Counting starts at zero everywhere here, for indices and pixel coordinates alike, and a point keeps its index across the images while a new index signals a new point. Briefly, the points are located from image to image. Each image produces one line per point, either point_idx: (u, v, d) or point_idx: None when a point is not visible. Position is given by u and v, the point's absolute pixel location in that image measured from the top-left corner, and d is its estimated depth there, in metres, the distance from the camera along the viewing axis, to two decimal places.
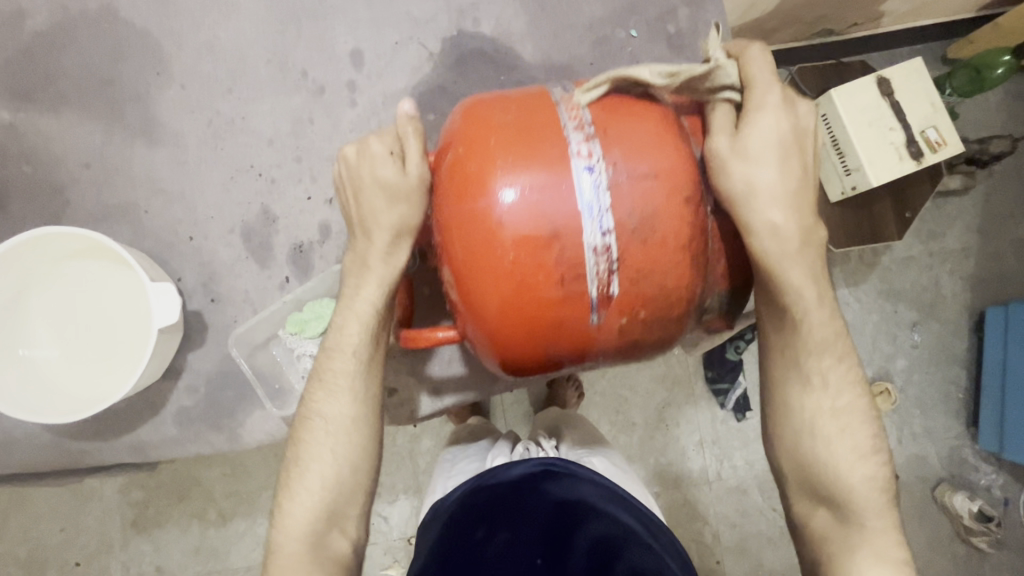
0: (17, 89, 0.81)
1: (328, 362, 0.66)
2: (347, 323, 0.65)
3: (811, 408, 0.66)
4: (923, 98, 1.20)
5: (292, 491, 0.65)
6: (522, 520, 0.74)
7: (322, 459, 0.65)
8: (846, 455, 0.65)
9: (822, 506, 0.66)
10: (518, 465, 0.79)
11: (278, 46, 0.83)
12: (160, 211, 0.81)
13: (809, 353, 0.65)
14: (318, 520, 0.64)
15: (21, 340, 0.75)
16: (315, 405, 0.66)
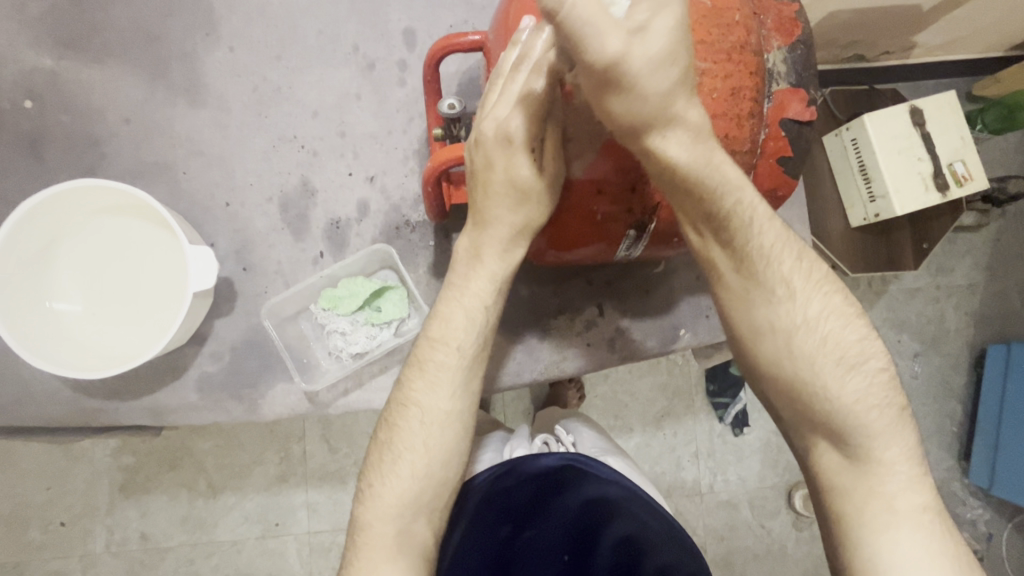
0: (62, 36, 0.79)
1: (429, 352, 0.65)
2: (454, 315, 0.64)
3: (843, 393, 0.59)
4: (953, 132, 1.21)
5: (381, 474, 0.63)
6: (547, 513, 0.77)
7: (416, 449, 0.63)
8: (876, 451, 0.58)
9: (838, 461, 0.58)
10: (545, 457, 0.77)
11: (331, 17, 0.82)
12: (199, 172, 0.80)
13: (806, 371, 0.58)
14: (406, 505, 0.61)
15: (48, 291, 0.73)
16: (413, 395, 0.64)
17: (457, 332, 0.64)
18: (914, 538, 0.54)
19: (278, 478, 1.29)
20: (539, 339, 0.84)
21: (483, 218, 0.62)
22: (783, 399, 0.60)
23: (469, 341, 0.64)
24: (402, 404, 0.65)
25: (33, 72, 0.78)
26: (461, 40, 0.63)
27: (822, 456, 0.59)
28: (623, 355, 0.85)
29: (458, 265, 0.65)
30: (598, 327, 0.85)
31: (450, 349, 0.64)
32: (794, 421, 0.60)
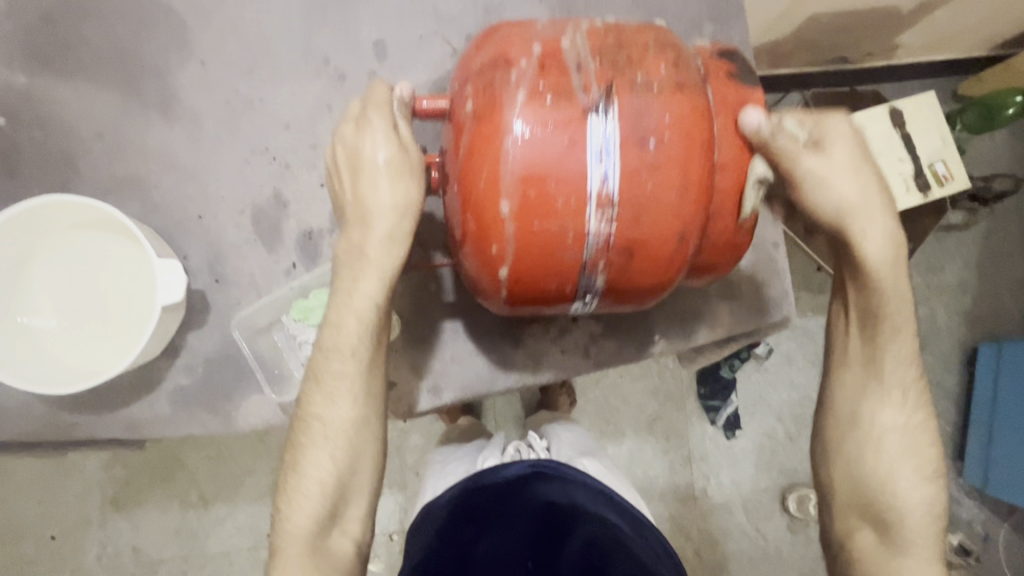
0: (35, 54, 0.80)
1: (324, 363, 0.65)
2: (344, 322, 0.64)
3: (882, 424, 0.67)
4: (932, 131, 1.21)
5: (288, 495, 0.65)
6: (507, 520, 0.79)
7: (320, 464, 0.64)
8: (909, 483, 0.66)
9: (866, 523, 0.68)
10: (510, 466, 0.82)
11: (302, 31, 0.83)
12: (171, 186, 0.80)
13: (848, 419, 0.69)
14: (316, 522, 0.63)
15: (21, 308, 0.74)
16: (313, 409, 0.65)
17: (347, 346, 0.64)
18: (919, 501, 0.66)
19: (269, 488, 1.29)
20: (514, 347, 0.84)
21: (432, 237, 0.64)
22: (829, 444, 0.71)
23: (360, 342, 0.64)
24: (305, 418, 0.66)
25: (6, 91, 0.79)
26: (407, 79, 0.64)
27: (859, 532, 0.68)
28: (598, 361, 0.85)
29: (345, 267, 0.65)
30: (572, 333, 0.85)
31: (344, 358, 0.64)
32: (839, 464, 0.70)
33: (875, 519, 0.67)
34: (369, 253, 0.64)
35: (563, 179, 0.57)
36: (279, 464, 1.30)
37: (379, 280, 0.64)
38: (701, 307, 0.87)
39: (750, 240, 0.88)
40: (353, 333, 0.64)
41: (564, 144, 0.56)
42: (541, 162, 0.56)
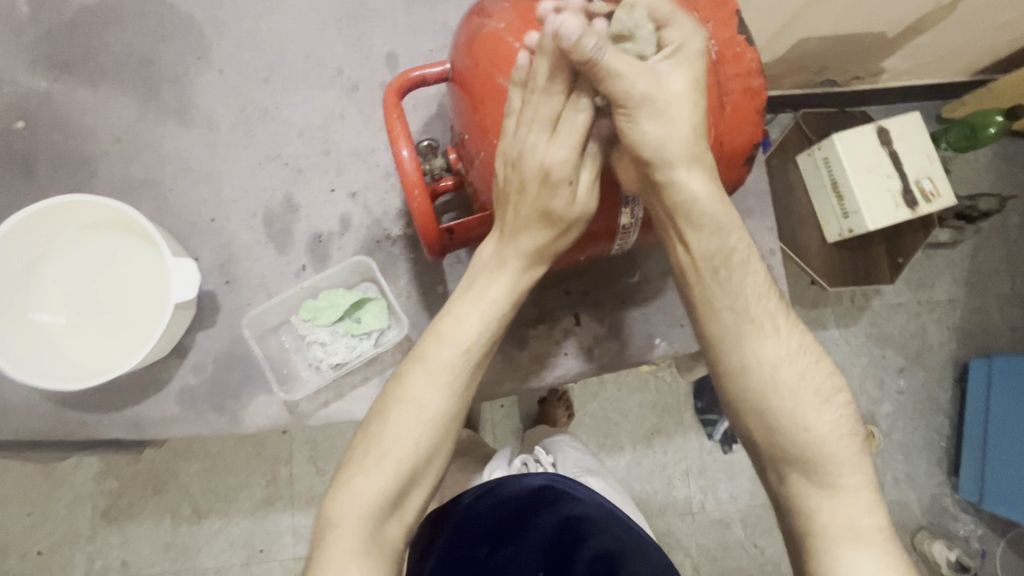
0: (57, 60, 0.82)
1: (432, 347, 0.65)
2: (468, 316, 0.65)
3: (770, 360, 0.60)
4: (920, 150, 1.26)
5: (360, 469, 0.62)
6: (529, 534, 0.81)
7: (403, 442, 0.62)
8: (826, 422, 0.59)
9: (793, 471, 0.59)
10: (532, 475, 0.84)
11: (317, 44, 0.86)
12: (186, 189, 0.82)
13: (764, 376, 0.60)
14: (383, 504, 0.61)
15: (32, 304, 0.75)
16: (410, 389, 0.64)
17: (459, 340, 0.64)
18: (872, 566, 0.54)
19: (264, 501, 1.28)
20: (518, 350, 0.86)
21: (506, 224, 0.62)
22: (752, 417, 0.61)
23: (478, 339, 0.65)
24: (398, 398, 0.65)
25: (26, 95, 0.82)
26: (409, 72, 0.64)
27: (796, 484, 0.59)
28: (601, 365, 0.87)
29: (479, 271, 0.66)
30: (575, 336, 0.87)
31: (451, 346, 0.64)
32: (770, 446, 0.60)
33: (803, 465, 0.59)
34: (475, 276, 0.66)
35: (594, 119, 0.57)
36: (274, 477, 1.29)
37: (505, 281, 0.65)
38: None
39: None
40: (474, 326, 0.65)
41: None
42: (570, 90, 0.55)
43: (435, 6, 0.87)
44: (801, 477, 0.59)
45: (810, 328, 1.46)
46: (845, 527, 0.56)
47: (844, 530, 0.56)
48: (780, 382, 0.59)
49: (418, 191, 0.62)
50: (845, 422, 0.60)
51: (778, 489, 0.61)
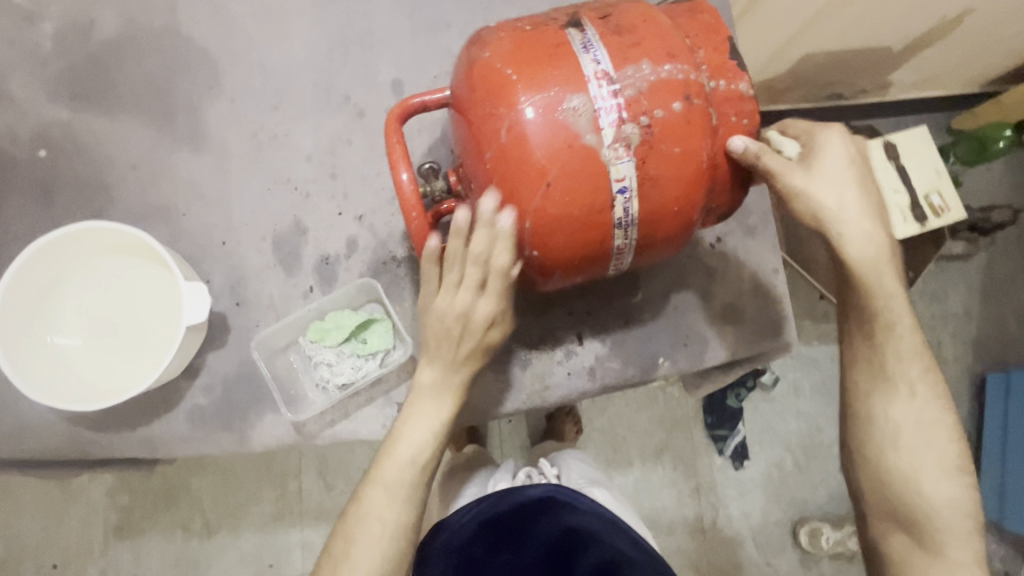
0: (78, 90, 0.86)
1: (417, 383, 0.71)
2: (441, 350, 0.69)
3: (898, 419, 0.65)
4: (927, 164, 1.25)
5: (361, 497, 0.70)
6: (528, 539, 0.82)
7: (395, 473, 0.69)
8: (935, 481, 0.64)
9: (898, 531, 0.66)
10: (532, 487, 0.81)
11: (325, 71, 0.89)
12: (199, 213, 0.85)
13: (886, 430, 0.66)
14: (385, 529, 0.68)
15: (51, 326, 0.78)
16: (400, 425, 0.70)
17: (428, 374, 0.71)
18: (955, 489, 0.65)
19: (274, 516, 1.29)
20: (522, 369, 0.86)
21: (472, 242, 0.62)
22: (857, 473, 0.69)
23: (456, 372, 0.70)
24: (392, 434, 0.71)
25: (49, 124, 0.85)
26: (410, 99, 0.66)
27: (893, 539, 0.66)
28: (604, 384, 0.87)
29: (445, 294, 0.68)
30: (579, 355, 0.87)
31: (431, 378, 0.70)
32: (872, 501, 0.67)
33: (900, 518, 0.66)
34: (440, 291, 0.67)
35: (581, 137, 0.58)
36: (284, 492, 1.29)
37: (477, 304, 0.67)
38: (703, 331, 0.89)
39: (750, 267, 0.91)
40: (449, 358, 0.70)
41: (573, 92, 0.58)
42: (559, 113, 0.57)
43: (439, 32, 0.90)
44: (904, 538, 0.66)
45: (823, 343, 1.45)
46: (934, 463, 0.65)
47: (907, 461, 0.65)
48: (902, 440, 0.65)
49: (415, 212, 0.63)
50: (945, 479, 0.65)
51: (873, 540, 0.68)
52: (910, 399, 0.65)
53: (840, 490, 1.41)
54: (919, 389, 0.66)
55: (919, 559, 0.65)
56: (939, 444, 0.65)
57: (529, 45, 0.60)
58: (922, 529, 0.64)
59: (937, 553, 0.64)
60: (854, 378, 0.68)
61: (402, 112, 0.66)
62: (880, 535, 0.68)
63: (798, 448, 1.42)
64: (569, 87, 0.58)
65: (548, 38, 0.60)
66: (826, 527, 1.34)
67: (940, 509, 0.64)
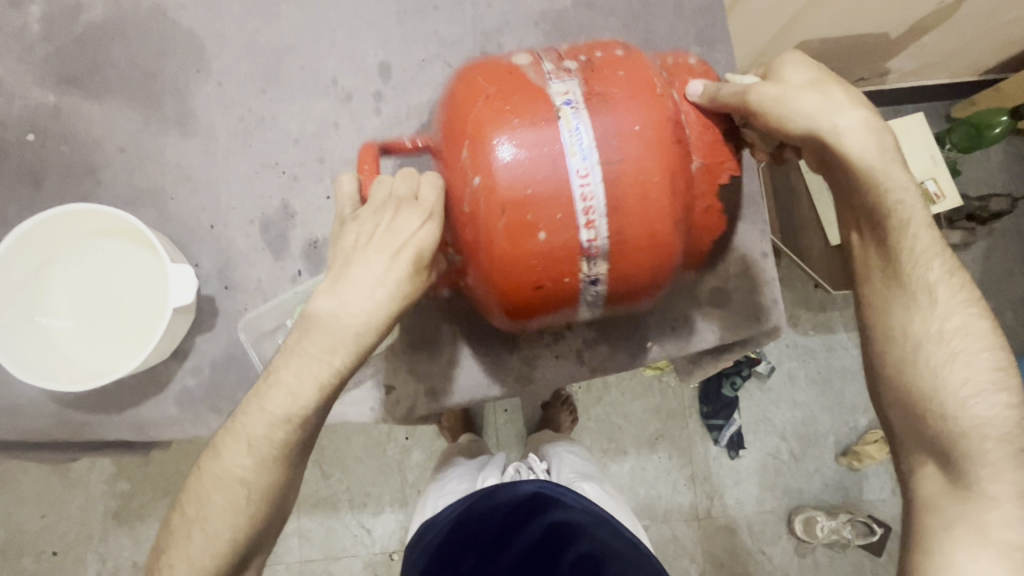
0: (65, 75, 0.86)
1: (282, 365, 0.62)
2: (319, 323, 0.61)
3: (916, 331, 0.59)
4: (922, 151, 1.25)
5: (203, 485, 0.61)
6: (514, 537, 0.83)
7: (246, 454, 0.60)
8: (974, 397, 0.55)
9: (931, 464, 0.56)
10: (522, 483, 0.86)
11: (313, 54, 0.88)
12: (186, 197, 0.85)
13: (903, 348, 0.59)
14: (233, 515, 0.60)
15: (40, 309, 0.78)
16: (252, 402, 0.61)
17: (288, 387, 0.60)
18: (993, 412, 0.55)
19: None
20: (510, 352, 0.87)
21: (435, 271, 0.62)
22: (893, 408, 0.60)
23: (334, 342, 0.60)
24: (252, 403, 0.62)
25: (37, 109, 0.85)
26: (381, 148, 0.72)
27: (925, 479, 0.57)
28: (592, 367, 0.87)
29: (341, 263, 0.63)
30: (567, 338, 0.87)
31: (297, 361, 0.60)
32: (909, 440, 0.58)
33: (939, 451, 0.55)
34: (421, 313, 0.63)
35: (552, 179, 0.60)
36: None
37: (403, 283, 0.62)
38: (692, 315, 0.89)
39: (740, 251, 0.90)
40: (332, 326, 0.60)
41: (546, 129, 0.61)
42: (529, 153, 0.60)
43: (427, 15, 0.89)
44: (936, 473, 0.56)
45: (817, 332, 1.45)
46: (959, 383, 0.56)
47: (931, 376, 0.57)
48: (924, 356, 0.58)
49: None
50: (981, 384, 0.56)
51: (910, 487, 0.58)
52: (930, 307, 0.59)
53: (835, 479, 1.41)
54: (939, 295, 0.59)
55: (945, 494, 0.55)
56: (973, 355, 0.57)
57: (508, 90, 0.63)
58: (952, 449, 0.55)
59: (970, 484, 0.53)
60: (865, 297, 0.63)
61: (372, 152, 0.71)
62: (911, 463, 0.58)
63: (793, 437, 1.42)
64: (541, 129, 0.61)
65: (528, 86, 0.63)
66: (821, 515, 1.35)
67: (970, 431, 0.54)
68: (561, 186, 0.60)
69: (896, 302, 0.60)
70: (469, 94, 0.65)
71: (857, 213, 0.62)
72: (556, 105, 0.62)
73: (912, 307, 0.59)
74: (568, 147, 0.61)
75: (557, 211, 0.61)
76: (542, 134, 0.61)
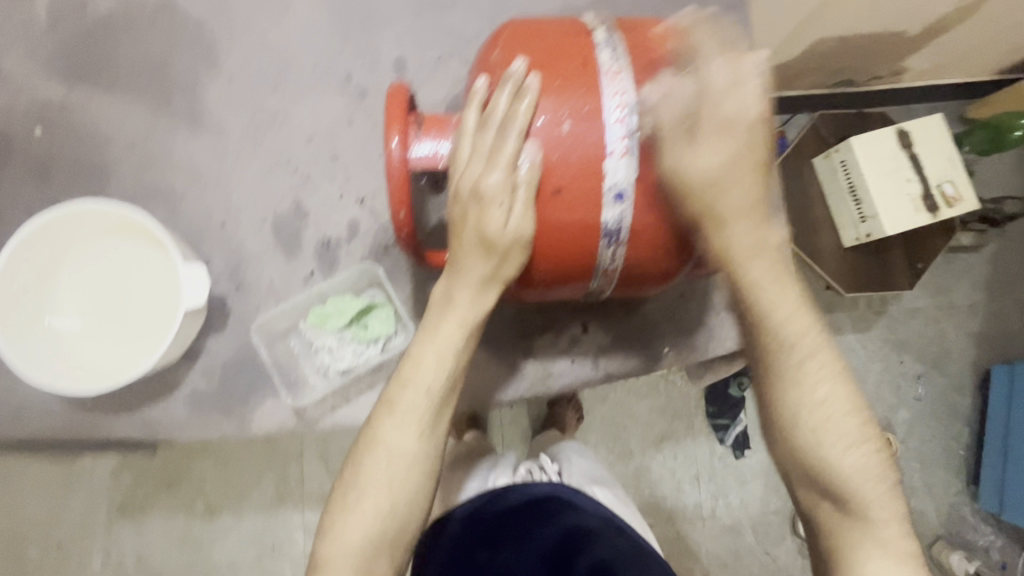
0: (72, 68, 0.84)
1: (399, 394, 0.64)
2: (424, 356, 0.64)
3: (804, 370, 0.61)
4: (941, 154, 1.22)
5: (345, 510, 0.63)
6: (528, 537, 0.79)
7: (381, 481, 0.63)
8: (838, 433, 0.61)
9: (828, 502, 0.62)
10: (537, 484, 0.85)
11: (326, 50, 0.86)
12: (197, 195, 0.83)
13: (794, 380, 0.61)
14: (369, 538, 0.62)
15: (49, 308, 0.77)
16: (382, 431, 0.64)
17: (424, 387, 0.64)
18: (859, 460, 0.61)
19: (275, 499, 1.29)
20: (525, 357, 0.85)
21: (459, 266, 0.63)
22: (775, 426, 0.63)
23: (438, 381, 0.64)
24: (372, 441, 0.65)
25: (43, 102, 0.83)
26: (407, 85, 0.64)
27: (822, 511, 0.63)
28: (608, 372, 0.86)
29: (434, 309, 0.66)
30: (583, 343, 0.86)
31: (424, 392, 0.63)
32: (797, 475, 0.63)
33: (828, 490, 0.61)
34: (455, 301, 0.64)
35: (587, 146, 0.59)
36: (284, 476, 1.29)
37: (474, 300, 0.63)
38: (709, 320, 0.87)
39: None
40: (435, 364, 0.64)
41: (580, 130, 0.59)
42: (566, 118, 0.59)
43: (443, 11, 0.87)
44: (833, 509, 0.62)
45: (826, 334, 1.43)
46: (839, 437, 0.61)
47: (790, 418, 0.62)
48: (814, 388, 0.61)
49: (402, 215, 0.62)
50: (829, 414, 0.61)
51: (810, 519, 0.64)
52: (806, 380, 0.61)
53: None
54: (817, 368, 0.62)
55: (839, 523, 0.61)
56: (841, 414, 0.61)
57: (554, 48, 0.61)
58: (840, 493, 0.61)
59: (862, 515, 0.60)
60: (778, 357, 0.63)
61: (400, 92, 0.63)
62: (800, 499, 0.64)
63: None
64: (584, 91, 0.59)
65: (576, 44, 0.62)
66: None
67: (850, 473, 0.60)
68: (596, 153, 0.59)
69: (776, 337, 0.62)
70: (514, 45, 0.63)
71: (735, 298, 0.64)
72: (601, 67, 0.60)
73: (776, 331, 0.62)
74: (608, 112, 0.59)
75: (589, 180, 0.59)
76: (584, 97, 0.59)
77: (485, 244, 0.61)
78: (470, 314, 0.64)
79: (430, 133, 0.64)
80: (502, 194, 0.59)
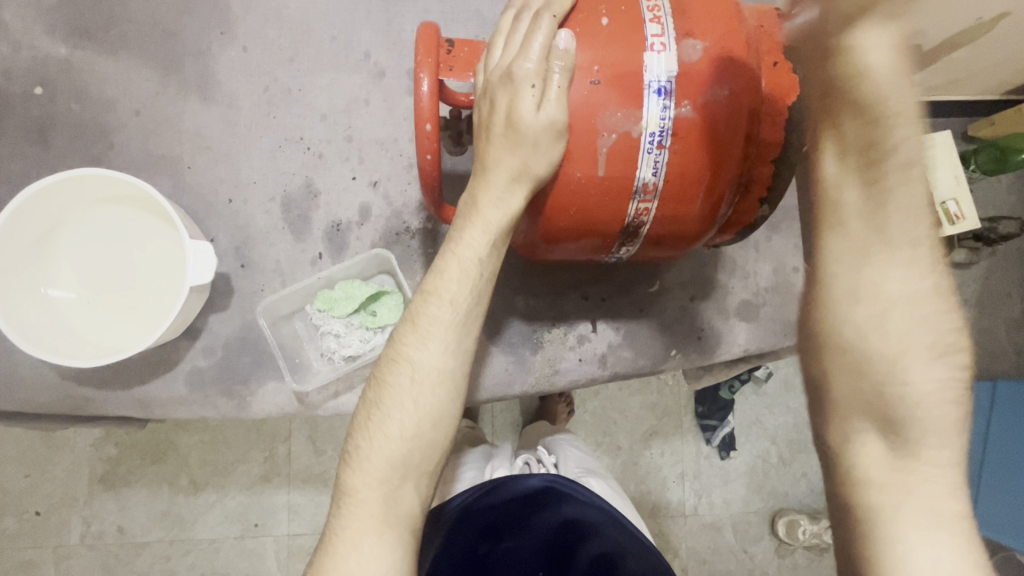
0: (77, 25, 0.80)
1: (423, 306, 0.64)
2: (448, 268, 0.64)
3: (892, 301, 0.51)
4: (947, 170, 1.22)
5: (371, 431, 0.63)
6: (530, 527, 0.81)
7: (405, 405, 0.63)
8: (921, 365, 0.52)
9: (875, 434, 0.54)
10: (532, 477, 0.80)
11: (346, 25, 0.83)
12: (204, 167, 0.80)
13: (882, 343, 0.52)
14: (393, 465, 0.62)
15: (45, 278, 0.74)
16: (405, 350, 0.64)
17: (452, 299, 0.63)
18: (940, 377, 0.53)
19: (260, 478, 1.27)
20: (532, 352, 0.85)
21: (487, 164, 0.61)
22: (848, 377, 0.53)
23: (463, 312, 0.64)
24: (393, 360, 0.65)
25: (45, 58, 0.79)
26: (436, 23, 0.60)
27: (865, 448, 0.54)
28: (614, 372, 0.86)
29: (458, 219, 0.65)
30: (591, 341, 0.85)
31: (449, 307, 0.63)
32: (848, 406, 0.54)
33: (886, 420, 0.53)
34: (480, 205, 0.62)
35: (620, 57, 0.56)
36: (271, 454, 1.28)
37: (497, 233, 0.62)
38: (717, 325, 0.87)
39: (769, 264, 0.89)
40: (459, 292, 0.64)
41: (617, 26, 0.57)
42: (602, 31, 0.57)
43: None
44: (878, 442, 0.54)
45: None
46: (925, 349, 0.52)
47: (874, 313, 0.51)
48: (892, 319, 0.51)
49: (429, 126, 0.56)
50: (911, 340, 0.52)
51: (846, 456, 0.55)
52: (913, 265, 0.50)
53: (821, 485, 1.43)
54: (923, 253, 0.51)
55: (882, 466, 0.54)
56: (938, 319, 0.52)
57: None
58: (901, 425, 0.53)
59: (911, 451, 0.53)
60: (843, 263, 0.51)
61: (430, 30, 0.59)
62: (849, 432, 0.55)
63: (784, 442, 1.43)
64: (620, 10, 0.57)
65: None
66: (804, 518, 1.37)
67: (920, 400, 0.52)
68: (630, 66, 0.56)
69: (873, 266, 0.51)
70: None
71: (830, 216, 0.51)
72: None
73: (878, 276, 0.51)
74: (645, 32, 0.56)
75: (621, 96, 0.56)
76: (619, 15, 0.57)
77: (512, 137, 0.58)
78: (494, 222, 0.62)
79: (461, 52, 0.62)
80: (534, 79, 0.56)
